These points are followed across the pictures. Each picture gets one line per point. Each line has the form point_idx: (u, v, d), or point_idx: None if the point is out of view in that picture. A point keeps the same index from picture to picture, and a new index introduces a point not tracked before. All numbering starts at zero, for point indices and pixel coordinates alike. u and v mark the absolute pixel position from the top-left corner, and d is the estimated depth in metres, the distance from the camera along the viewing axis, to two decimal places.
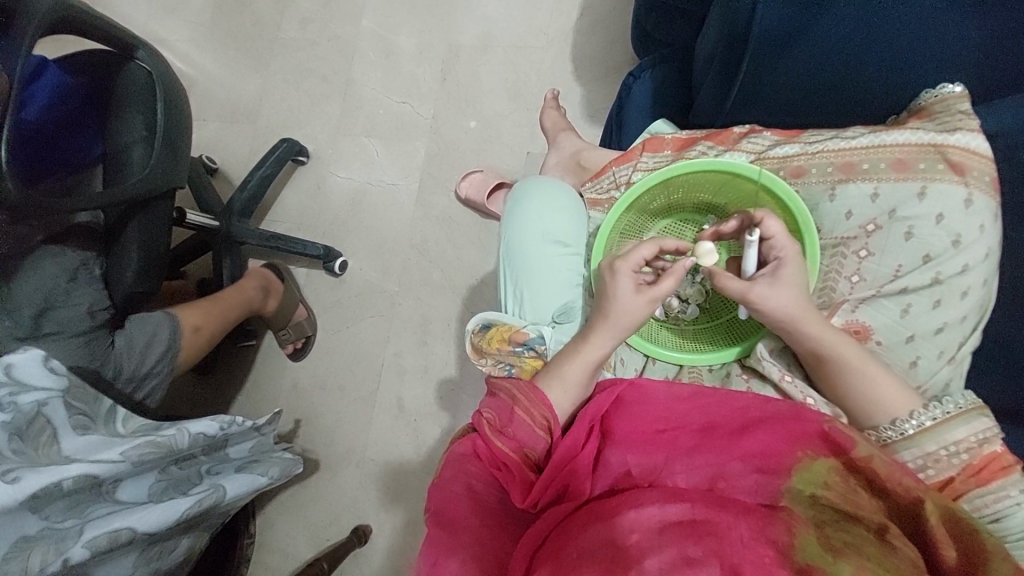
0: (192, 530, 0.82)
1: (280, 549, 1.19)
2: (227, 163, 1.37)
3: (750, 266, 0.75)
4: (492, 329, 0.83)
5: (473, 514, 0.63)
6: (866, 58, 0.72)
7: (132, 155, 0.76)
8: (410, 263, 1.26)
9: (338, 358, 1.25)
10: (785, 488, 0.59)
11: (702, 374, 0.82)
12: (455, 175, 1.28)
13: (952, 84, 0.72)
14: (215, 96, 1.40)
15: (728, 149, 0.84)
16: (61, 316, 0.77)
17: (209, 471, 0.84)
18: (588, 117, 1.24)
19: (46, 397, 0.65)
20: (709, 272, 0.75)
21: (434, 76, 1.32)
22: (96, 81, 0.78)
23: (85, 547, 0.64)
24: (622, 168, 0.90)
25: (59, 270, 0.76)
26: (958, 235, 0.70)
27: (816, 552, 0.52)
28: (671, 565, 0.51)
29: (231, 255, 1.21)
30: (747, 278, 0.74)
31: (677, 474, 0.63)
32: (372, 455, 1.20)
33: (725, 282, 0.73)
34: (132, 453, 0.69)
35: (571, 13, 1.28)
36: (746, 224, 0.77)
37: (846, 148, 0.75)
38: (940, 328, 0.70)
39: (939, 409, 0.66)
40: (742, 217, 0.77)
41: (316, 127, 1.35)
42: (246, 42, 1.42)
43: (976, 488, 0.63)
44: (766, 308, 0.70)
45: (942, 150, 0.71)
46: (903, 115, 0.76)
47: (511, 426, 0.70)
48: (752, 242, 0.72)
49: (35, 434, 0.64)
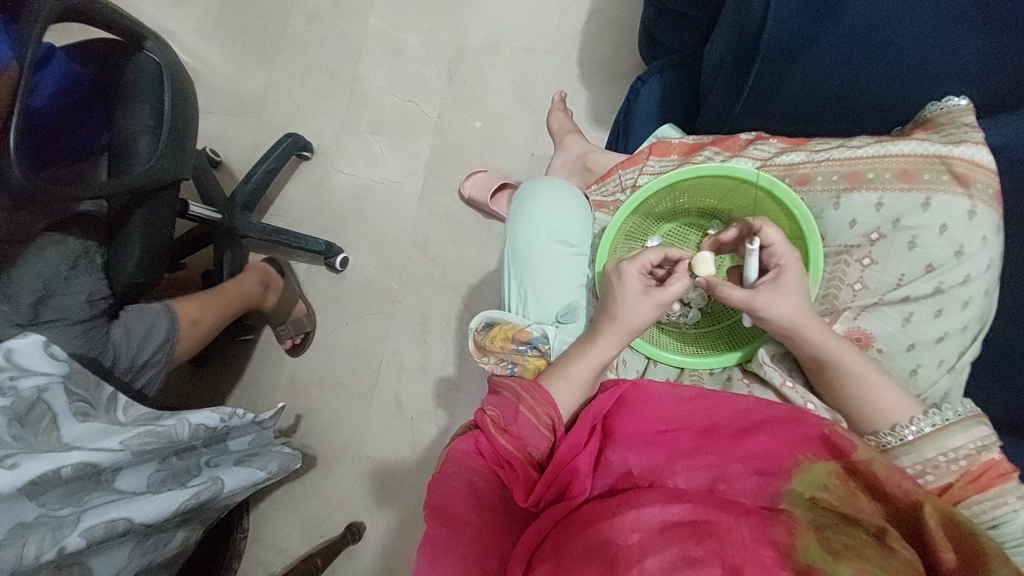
0: (187, 523, 0.82)
1: (273, 544, 1.19)
2: (230, 156, 1.37)
3: (750, 275, 0.76)
4: (495, 328, 0.84)
5: (474, 512, 0.63)
6: (877, 67, 0.72)
7: (138, 144, 0.75)
8: (411, 261, 1.26)
9: (336, 355, 1.25)
10: (785, 490, 0.60)
11: (703, 378, 0.83)
12: (458, 175, 1.28)
13: (958, 96, 0.73)
14: (219, 89, 1.40)
15: (735, 155, 0.84)
16: (62, 303, 0.77)
17: (208, 463, 0.84)
18: (594, 120, 1.25)
19: (46, 382, 0.65)
20: (707, 284, 0.76)
21: (440, 76, 1.33)
22: (104, 71, 0.78)
23: (82, 536, 0.64)
24: (628, 172, 0.91)
25: (61, 258, 0.75)
26: (960, 246, 0.71)
27: (817, 553, 0.52)
28: (671, 564, 0.51)
29: (232, 248, 1.21)
30: (749, 285, 0.75)
31: (679, 474, 0.63)
32: (369, 452, 1.20)
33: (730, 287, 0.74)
34: (132, 442, 0.69)
35: (579, 17, 1.29)
36: (744, 232, 0.79)
37: (852, 157, 0.76)
38: (940, 338, 0.71)
39: (938, 417, 0.67)
40: (741, 226, 0.79)
41: (320, 122, 1.35)
42: (253, 36, 1.41)
43: (974, 494, 0.64)
44: (770, 314, 0.71)
45: (948, 162, 0.72)
46: (908, 128, 0.77)
47: (514, 425, 0.71)
48: (754, 251, 0.73)
49: (35, 419, 0.64)
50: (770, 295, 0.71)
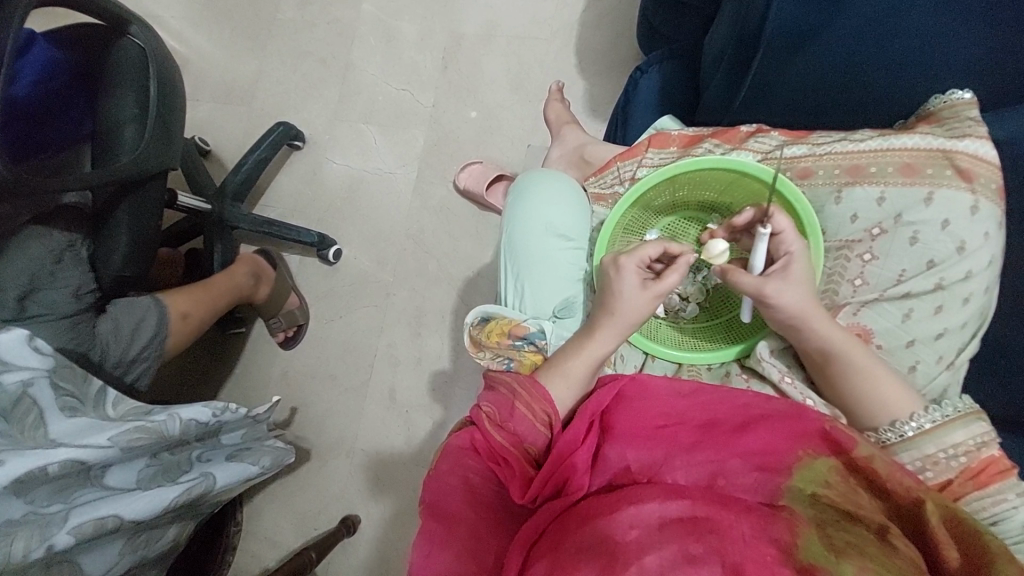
0: (180, 519, 0.81)
1: (266, 537, 1.18)
2: (221, 145, 1.35)
3: (756, 265, 0.74)
4: (491, 322, 0.82)
5: (471, 508, 0.62)
6: (876, 61, 0.71)
7: (123, 134, 0.73)
8: (406, 253, 1.25)
9: (330, 347, 1.24)
10: (785, 487, 0.59)
11: (701, 373, 0.82)
12: (453, 165, 1.26)
13: (960, 90, 0.71)
14: (209, 76, 1.37)
15: (735, 148, 0.84)
16: (48, 298, 0.75)
17: (200, 458, 0.83)
18: (590, 111, 1.24)
19: (30, 377, 0.63)
20: (720, 268, 0.75)
21: (435, 64, 1.30)
22: (85, 57, 0.76)
23: (70, 534, 0.63)
24: (627, 164, 0.89)
25: (46, 252, 0.74)
26: (962, 241, 0.70)
27: (818, 552, 0.52)
28: (671, 562, 0.51)
29: (223, 240, 1.19)
30: (755, 275, 0.73)
31: (677, 469, 0.62)
32: (363, 445, 1.19)
33: (733, 281, 0.73)
34: (121, 438, 0.67)
35: (576, 5, 1.27)
36: (761, 217, 0.76)
37: (854, 150, 0.75)
38: (940, 334, 0.70)
39: (938, 413, 0.66)
40: (758, 209, 0.77)
41: (313, 111, 1.33)
42: (243, 22, 1.39)
43: (974, 491, 0.64)
44: (780, 302, 0.70)
45: (951, 156, 0.71)
46: (909, 120, 0.76)
47: (511, 421, 0.70)
48: (766, 235, 0.70)
49: (20, 415, 0.62)
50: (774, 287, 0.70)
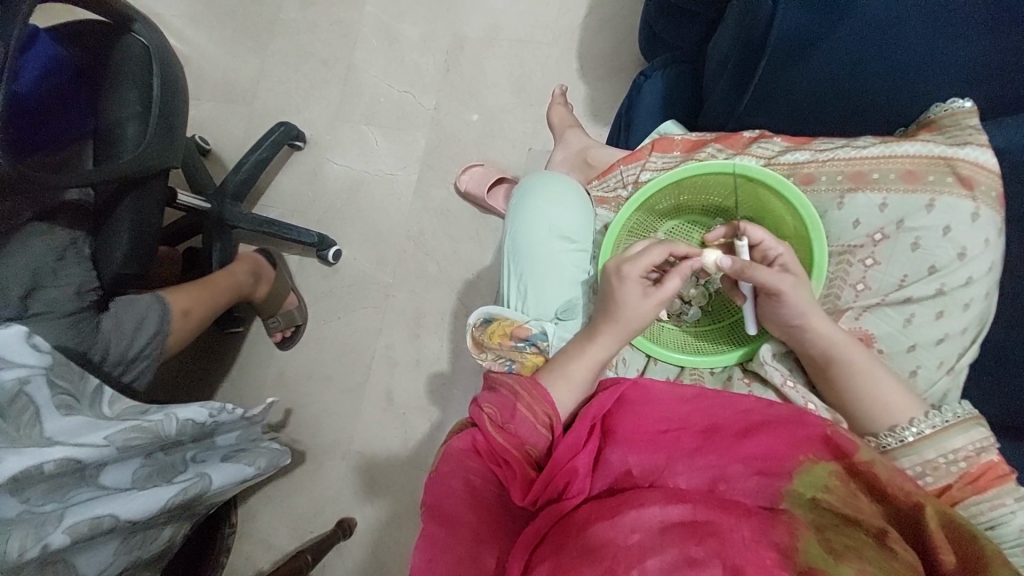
0: (176, 519, 0.80)
1: (261, 539, 1.17)
2: (220, 144, 1.34)
3: (744, 287, 0.77)
4: (492, 324, 0.83)
5: (471, 511, 0.62)
6: (873, 67, 0.72)
7: (126, 130, 0.73)
8: (406, 255, 1.24)
9: (328, 349, 1.23)
10: (785, 490, 0.60)
11: (703, 376, 0.83)
12: (454, 168, 1.27)
13: (962, 98, 0.73)
14: (210, 76, 1.37)
15: (739, 153, 0.84)
16: (49, 296, 0.73)
17: (194, 459, 0.82)
18: (592, 115, 1.24)
19: (28, 374, 0.61)
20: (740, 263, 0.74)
21: (437, 67, 1.31)
22: (88, 52, 0.75)
23: (65, 534, 0.62)
24: (630, 168, 0.90)
25: (47, 249, 0.72)
26: (963, 247, 0.71)
27: (817, 553, 0.52)
28: (672, 565, 0.51)
29: (223, 240, 1.18)
30: (744, 294, 0.78)
31: (678, 475, 0.63)
32: (358, 448, 1.18)
33: (754, 274, 0.73)
34: (117, 437, 0.67)
35: (579, 10, 1.28)
36: (733, 232, 0.81)
37: (857, 157, 0.76)
38: (940, 339, 0.72)
39: (939, 418, 0.67)
40: (730, 227, 0.81)
41: (314, 112, 1.33)
42: (246, 22, 1.38)
43: (972, 496, 0.64)
44: (785, 301, 0.72)
45: (953, 164, 0.72)
46: (912, 128, 0.77)
47: (513, 423, 0.70)
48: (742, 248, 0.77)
49: (16, 414, 0.60)
50: (767, 276, 0.72)
